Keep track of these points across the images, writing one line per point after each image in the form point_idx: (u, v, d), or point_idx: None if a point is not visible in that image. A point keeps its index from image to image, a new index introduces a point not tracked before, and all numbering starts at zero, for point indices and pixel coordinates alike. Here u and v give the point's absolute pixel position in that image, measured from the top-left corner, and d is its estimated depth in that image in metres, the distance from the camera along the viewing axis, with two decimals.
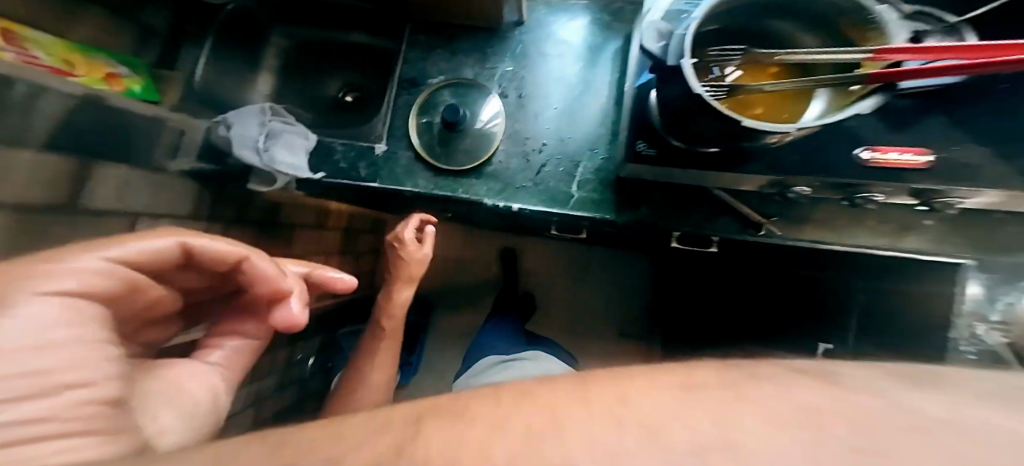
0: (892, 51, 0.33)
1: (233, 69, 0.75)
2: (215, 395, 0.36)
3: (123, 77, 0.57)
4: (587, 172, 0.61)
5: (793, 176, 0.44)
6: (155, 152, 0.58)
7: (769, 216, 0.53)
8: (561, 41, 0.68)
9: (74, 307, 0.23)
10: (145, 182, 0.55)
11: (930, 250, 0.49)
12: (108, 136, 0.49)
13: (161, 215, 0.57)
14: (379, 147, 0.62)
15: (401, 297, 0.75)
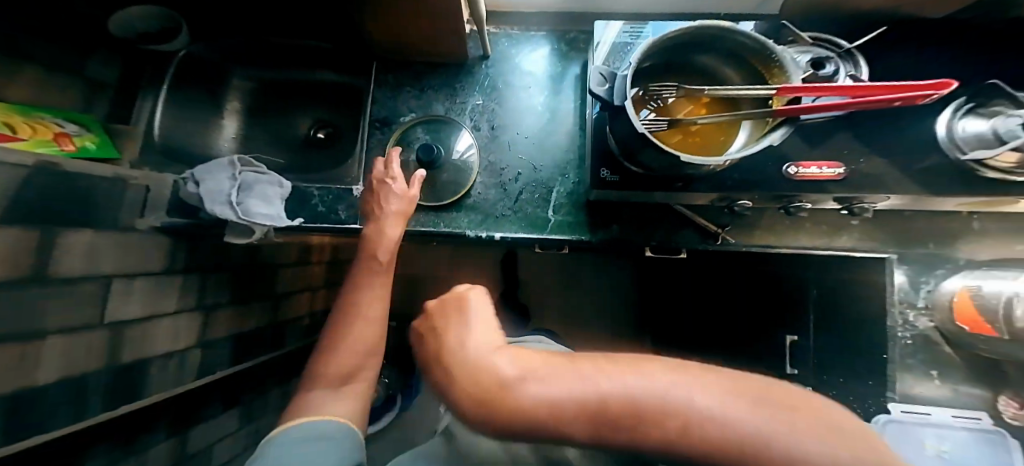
0: (793, 90, 0.38)
1: (199, 116, 0.74)
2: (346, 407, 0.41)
3: (76, 135, 0.57)
4: (561, 196, 0.65)
5: (734, 192, 0.51)
6: (125, 210, 0.57)
7: (724, 225, 0.60)
8: (527, 72, 0.72)
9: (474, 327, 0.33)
10: (114, 242, 0.54)
11: (862, 248, 0.56)
12: (69, 201, 0.48)
13: (134, 274, 0.57)
14: (357, 188, 0.64)
15: (384, 238, 0.53)
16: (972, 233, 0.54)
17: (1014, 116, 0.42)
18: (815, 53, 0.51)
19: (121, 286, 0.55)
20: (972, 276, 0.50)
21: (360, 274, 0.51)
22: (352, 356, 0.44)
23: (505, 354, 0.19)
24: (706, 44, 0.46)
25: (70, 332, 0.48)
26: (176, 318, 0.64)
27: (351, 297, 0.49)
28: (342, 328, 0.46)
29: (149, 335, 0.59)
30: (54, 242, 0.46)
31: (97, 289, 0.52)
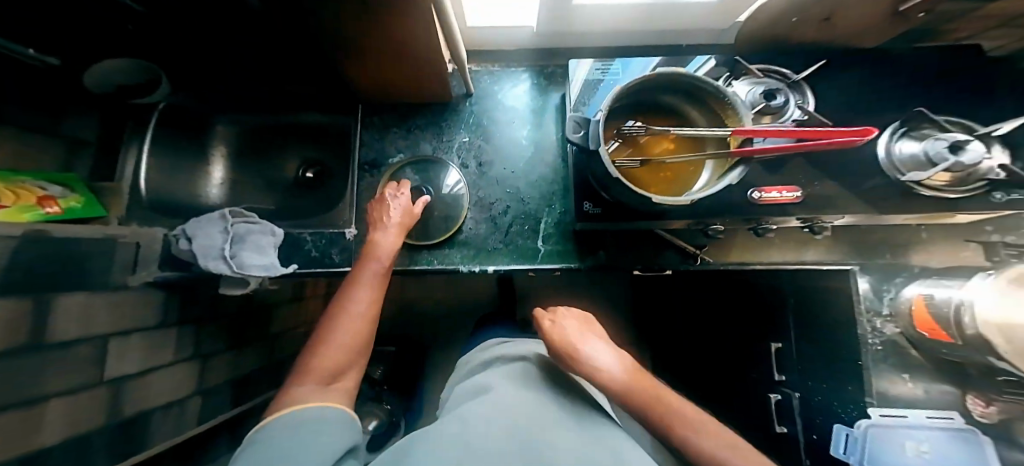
0: (745, 132, 0.42)
1: (188, 161, 0.73)
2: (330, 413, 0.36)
3: (59, 197, 0.51)
4: (548, 226, 0.69)
5: (706, 219, 0.56)
6: (116, 268, 0.56)
7: (701, 246, 0.65)
8: (510, 106, 0.75)
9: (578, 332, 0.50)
10: (107, 302, 0.52)
11: (824, 260, 0.62)
12: (62, 264, 0.46)
13: (128, 330, 0.55)
14: (350, 231, 0.66)
15: (385, 242, 0.54)
16: (920, 241, 0.60)
17: (940, 139, 0.48)
18: (766, 84, 0.56)
19: (117, 345, 0.53)
20: (931, 281, 0.54)
21: (358, 275, 0.51)
22: (342, 354, 0.42)
23: (607, 363, 0.43)
24: (670, 88, 0.50)
25: (76, 392, 0.46)
26: (170, 369, 0.64)
27: (345, 296, 0.48)
28: (334, 327, 0.45)
29: (147, 389, 0.58)
30: (50, 306, 0.43)
31: (94, 350, 0.49)
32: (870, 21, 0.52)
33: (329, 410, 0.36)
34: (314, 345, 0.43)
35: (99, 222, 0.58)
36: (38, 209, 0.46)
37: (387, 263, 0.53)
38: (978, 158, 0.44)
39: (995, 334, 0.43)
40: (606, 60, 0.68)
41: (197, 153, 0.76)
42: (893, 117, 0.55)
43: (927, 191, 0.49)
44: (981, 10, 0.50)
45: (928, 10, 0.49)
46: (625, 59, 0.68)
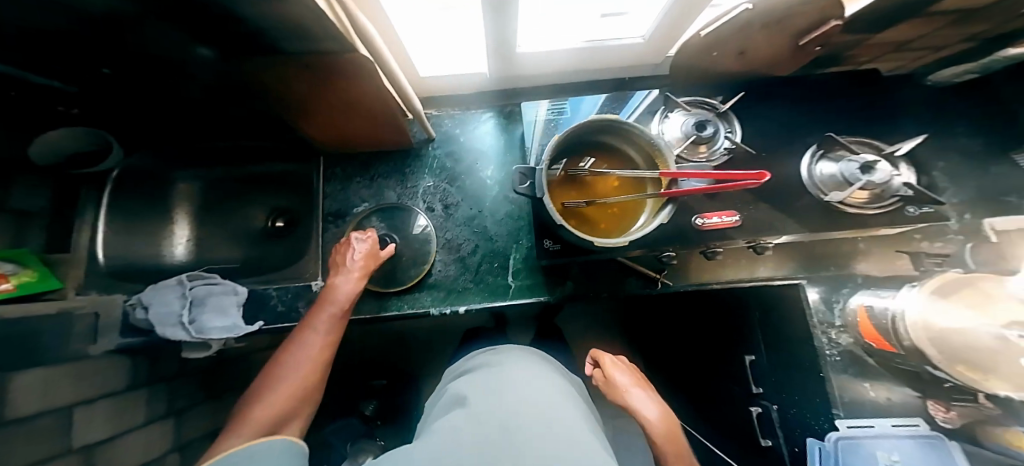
0: (677, 174, 0.47)
1: (148, 228, 0.73)
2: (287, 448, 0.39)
3: (14, 274, 0.49)
4: (517, 262, 0.72)
5: (651, 250, 0.59)
6: (74, 338, 0.54)
7: (661, 270, 0.68)
8: (474, 146, 0.77)
9: (624, 376, 0.62)
10: (69, 374, 0.50)
11: (775, 276, 0.65)
12: (18, 342, 0.44)
13: (93, 397, 0.52)
14: (316, 283, 0.66)
15: (342, 289, 0.53)
16: (858, 252, 0.64)
17: (852, 160, 0.54)
18: (695, 118, 0.61)
19: (83, 414, 0.50)
20: (869, 293, 0.59)
21: (309, 321, 0.51)
22: (283, 406, 0.44)
23: (649, 410, 0.56)
24: (608, 131, 0.54)
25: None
26: (144, 430, 0.61)
27: (296, 342, 0.49)
28: (278, 375, 0.46)
29: (120, 453, 0.55)
30: (7, 386, 0.40)
31: (58, 421, 0.46)
32: (778, 56, 0.58)
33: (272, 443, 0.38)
34: (258, 393, 0.45)
35: (55, 295, 0.57)
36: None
37: (343, 309, 0.53)
38: (885, 177, 0.51)
39: (928, 345, 0.46)
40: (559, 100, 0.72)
41: (156, 208, 0.75)
42: (811, 141, 0.60)
43: (852, 208, 0.54)
44: (870, 42, 0.56)
45: (824, 45, 0.55)
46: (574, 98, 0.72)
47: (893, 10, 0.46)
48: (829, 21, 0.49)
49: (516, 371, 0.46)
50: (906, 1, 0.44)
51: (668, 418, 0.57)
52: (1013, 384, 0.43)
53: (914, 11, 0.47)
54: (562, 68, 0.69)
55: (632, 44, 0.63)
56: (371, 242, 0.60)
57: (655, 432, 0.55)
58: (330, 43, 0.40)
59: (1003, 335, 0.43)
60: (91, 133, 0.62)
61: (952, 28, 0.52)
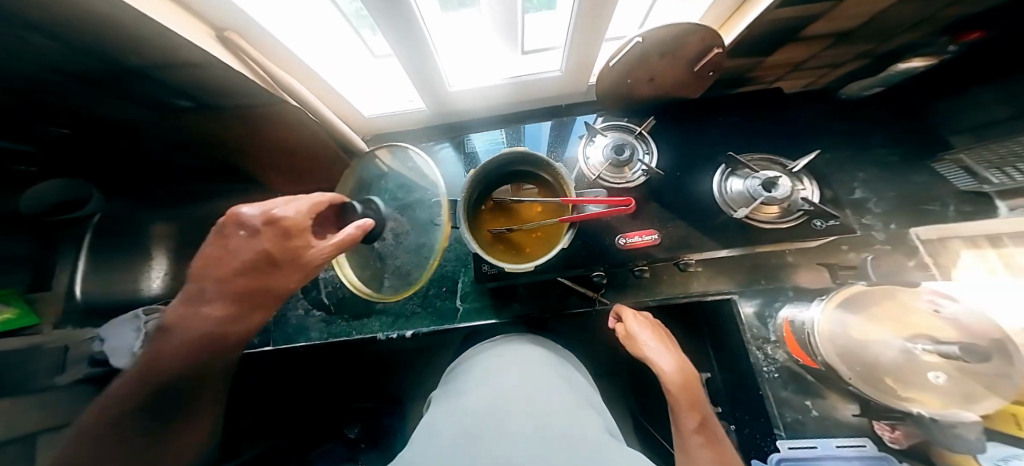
0: (581, 199, 0.54)
1: (126, 266, 0.72)
2: None
3: None
4: (465, 285, 0.74)
5: (570, 270, 0.61)
6: (40, 372, 0.57)
7: (600, 290, 0.68)
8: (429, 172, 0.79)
9: (642, 327, 0.61)
10: (28, 405, 0.52)
11: (709, 291, 0.65)
12: None
13: (59, 425, 0.55)
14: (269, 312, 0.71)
15: (202, 323, 0.40)
16: (788, 265, 0.64)
17: (755, 177, 0.58)
18: (611, 144, 0.65)
19: (47, 439, 0.52)
20: (794, 307, 0.61)
21: (157, 353, 0.40)
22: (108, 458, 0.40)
23: (665, 361, 0.55)
24: (522, 162, 0.59)
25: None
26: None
27: (133, 384, 0.40)
28: (108, 419, 0.40)
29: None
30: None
31: (18, 451, 0.49)
32: (683, 83, 0.63)
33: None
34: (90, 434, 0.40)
35: (34, 330, 0.58)
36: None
37: (194, 348, 0.40)
38: (786, 191, 0.56)
39: (837, 360, 0.46)
40: (517, 127, 0.78)
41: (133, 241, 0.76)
42: (720, 161, 0.64)
43: (763, 223, 0.57)
44: (766, 64, 0.61)
45: (718, 71, 0.60)
46: (530, 127, 0.77)
47: (766, 37, 0.52)
48: (712, 50, 0.54)
49: (499, 372, 0.52)
50: (775, 27, 0.49)
51: (686, 375, 0.54)
52: (940, 398, 0.42)
53: (788, 35, 0.52)
54: (496, 102, 0.75)
55: (553, 77, 0.67)
56: (270, 242, 0.39)
57: (668, 381, 0.54)
58: (250, 96, 0.52)
59: (907, 347, 0.45)
60: (71, 184, 0.62)
61: (836, 48, 0.57)
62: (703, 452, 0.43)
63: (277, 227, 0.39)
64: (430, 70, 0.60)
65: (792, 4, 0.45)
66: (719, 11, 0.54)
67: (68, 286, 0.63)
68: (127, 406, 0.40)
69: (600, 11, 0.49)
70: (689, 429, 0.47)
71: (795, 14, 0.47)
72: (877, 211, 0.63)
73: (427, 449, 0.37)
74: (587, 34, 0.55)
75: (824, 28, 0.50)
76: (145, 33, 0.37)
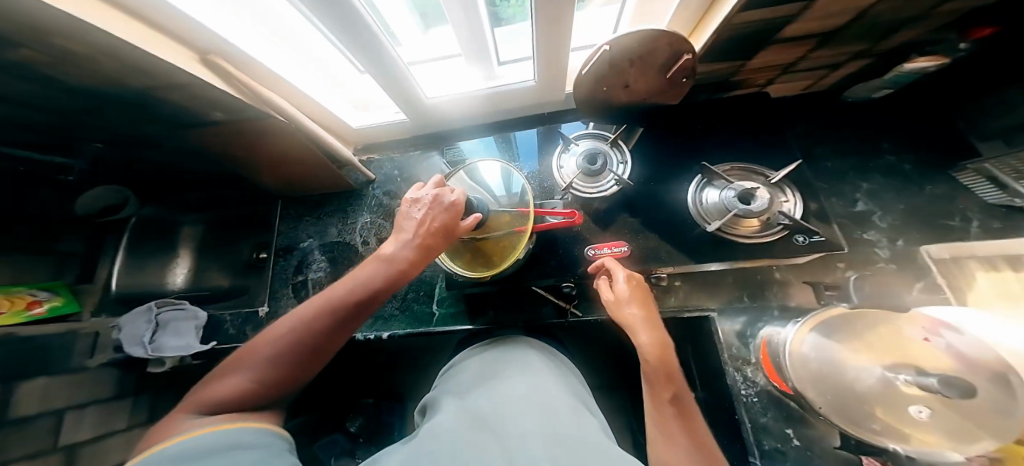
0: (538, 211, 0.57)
1: (157, 262, 0.76)
2: (233, 438, 0.31)
3: (46, 301, 0.62)
4: (442, 291, 0.76)
5: (537, 280, 0.61)
6: (76, 354, 0.61)
7: (573, 301, 0.67)
8: (415, 179, 0.82)
9: (620, 286, 0.53)
10: (65, 384, 0.58)
11: (687, 307, 0.61)
12: (31, 357, 0.55)
13: (84, 403, 0.59)
14: (263, 309, 0.76)
15: (390, 270, 0.47)
16: (776, 282, 0.60)
17: (731, 188, 0.54)
18: (586, 153, 0.64)
19: (74, 418, 0.57)
20: (773, 326, 0.57)
21: (338, 289, 0.45)
22: (266, 390, 0.37)
23: (643, 333, 0.48)
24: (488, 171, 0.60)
25: (31, 459, 0.51)
26: (128, 435, 0.65)
27: (314, 317, 0.42)
28: (278, 348, 0.40)
29: (105, 453, 0.60)
30: (10, 390, 0.51)
31: (52, 424, 0.54)
32: (658, 94, 0.59)
33: (247, 430, 0.32)
34: (238, 362, 0.39)
35: (75, 317, 0.66)
36: (25, 312, 0.57)
37: (374, 291, 0.45)
38: (763, 204, 0.52)
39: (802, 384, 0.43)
40: (506, 134, 0.77)
41: (162, 249, 0.78)
42: (697, 171, 0.61)
43: (743, 238, 0.54)
44: (748, 68, 0.58)
45: (693, 76, 0.56)
46: (520, 134, 0.76)
47: (741, 39, 0.48)
48: (683, 56, 0.50)
49: (502, 377, 0.49)
50: (748, 29, 0.45)
51: (664, 347, 0.48)
52: (928, 435, 0.36)
53: (764, 40, 0.48)
54: (474, 112, 0.77)
55: (527, 87, 0.68)
56: (446, 217, 0.49)
57: (642, 354, 0.47)
58: (240, 112, 0.52)
59: (885, 376, 0.40)
60: (113, 190, 0.73)
61: (825, 50, 0.52)
62: (684, 441, 0.40)
63: (455, 206, 0.49)
64: (405, 85, 0.62)
65: (756, 9, 0.40)
66: (687, 16, 0.51)
67: (106, 280, 0.72)
68: (301, 340, 0.41)
69: (559, 21, 0.49)
70: (663, 403, 0.44)
71: (763, 17, 0.42)
72: (882, 225, 0.59)
73: (426, 440, 0.35)
74: (551, 44, 0.54)
75: (804, 30, 0.46)
76: (141, 68, 0.41)
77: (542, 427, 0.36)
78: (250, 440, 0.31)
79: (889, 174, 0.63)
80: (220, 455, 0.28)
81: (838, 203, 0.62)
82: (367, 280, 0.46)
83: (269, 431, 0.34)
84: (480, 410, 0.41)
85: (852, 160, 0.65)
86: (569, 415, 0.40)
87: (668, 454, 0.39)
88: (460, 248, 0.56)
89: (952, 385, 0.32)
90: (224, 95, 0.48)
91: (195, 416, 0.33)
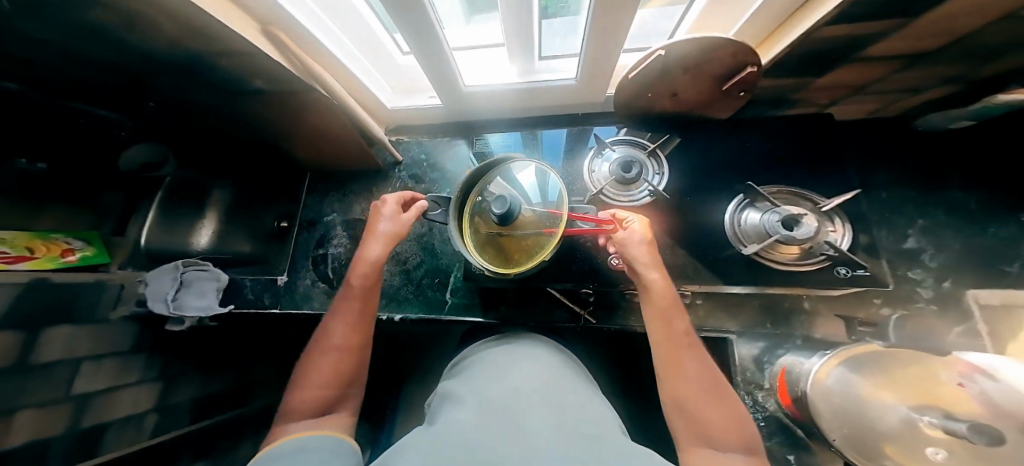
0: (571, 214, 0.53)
1: (186, 222, 0.76)
2: (300, 441, 0.40)
3: (80, 250, 0.65)
4: (457, 280, 0.77)
5: (552, 281, 0.62)
6: (101, 303, 0.63)
7: (586, 308, 0.67)
8: (438, 168, 0.82)
9: (633, 232, 0.50)
10: (86, 334, 0.59)
11: (704, 327, 0.60)
12: (55, 305, 0.55)
13: (102, 354, 0.60)
14: (282, 279, 0.82)
15: (368, 266, 0.57)
16: (803, 311, 0.59)
17: (775, 212, 0.52)
18: (621, 159, 0.62)
19: (89, 367, 0.57)
20: (795, 355, 0.54)
21: (341, 301, 0.56)
22: (328, 391, 0.48)
23: (652, 271, 0.48)
24: (510, 169, 0.58)
25: (42, 407, 0.50)
26: (138, 389, 0.63)
27: (333, 324, 0.53)
28: (320, 357, 0.50)
29: (112, 406, 0.58)
30: (35, 337, 0.51)
31: (69, 372, 0.54)
32: (707, 102, 0.56)
33: (324, 437, 0.42)
34: (298, 382, 0.49)
35: (103, 268, 0.69)
36: (59, 258, 0.60)
37: (365, 286, 0.56)
38: (808, 232, 0.49)
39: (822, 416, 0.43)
40: (534, 131, 0.77)
41: (194, 214, 0.76)
42: (738, 191, 0.58)
43: (778, 264, 0.51)
44: (814, 86, 0.54)
45: (751, 91, 0.53)
46: (548, 132, 0.75)
47: (813, 55, 0.45)
48: (746, 68, 0.46)
49: (517, 368, 0.49)
50: (825, 45, 0.43)
51: (673, 287, 0.48)
52: None
53: (848, 55, 0.45)
54: (507, 105, 0.75)
55: (567, 85, 0.66)
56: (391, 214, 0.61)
57: (654, 291, 0.47)
58: (289, 83, 0.51)
59: (910, 416, 0.37)
60: (151, 147, 0.71)
61: (906, 72, 0.49)
62: (694, 369, 0.42)
63: (401, 199, 0.63)
64: (448, 72, 0.62)
65: (842, 24, 0.37)
66: (759, 25, 0.49)
67: (138, 237, 0.74)
68: (331, 343, 0.52)
69: (619, 21, 0.46)
70: (677, 333, 0.45)
71: (846, 33, 0.39)
72: (930, 265, 0.58)
73: (442, 434, 0.35)
74: (602, 44, 0.52)
75: (890, 50, 0.43)
76: (198, 31, 0.39)
77: (559, 422, 0.36)
78: (315, 439, 0.41)
79: (952, 212, 0.62)
80: (304, 450, 0.39)
81: (888, 236, 0.61)
82: (355, 278, 0.57)
83: (338, 440, 0.43)
84: (496, 401, 0.40)
85: (909, 196, 0.63)
86: (585, 407, 0.41)
87: (683, 390, 0.41)
88: (484, 241, 0.55)
89: (983, 433, 0.30)
90: (277, 66, 0.47)
91: (287, 429, 0.44)
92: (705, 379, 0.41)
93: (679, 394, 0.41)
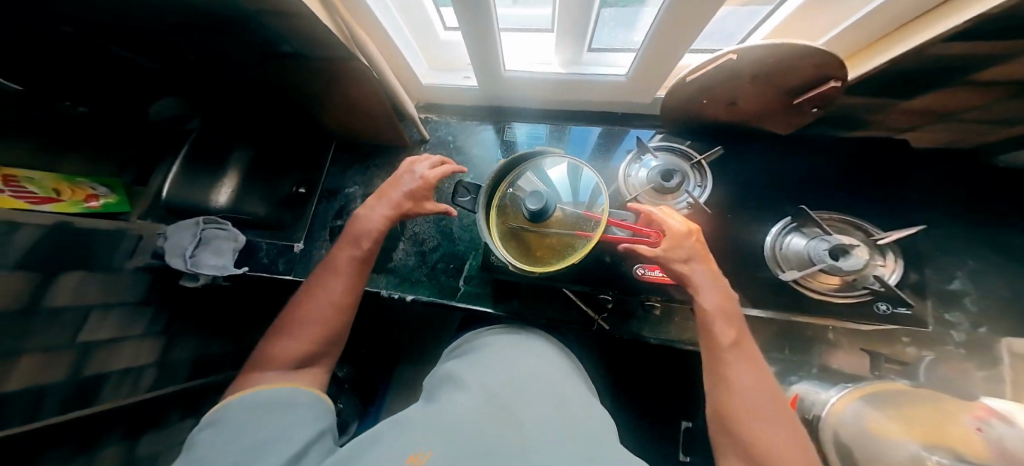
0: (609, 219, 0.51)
1: (205, 180, 0.75)
2: (270, 394, 0.40)
3: (103, 196, 0.64)
4: (472, 267, 0.75)
5: (569, 280, 0.61)
6: (118, 253, 0.62)
7: (603, 313, 0.65)
8: (461, 150, 0.79)
9: (685, 240, 0.47)
10: (98, 283, 0.58)
11: None
12: (77, 250, 0.55)
13: (109, 304, 0.58)
14: (298, 246, 0.79)
15: (372, 240, 0.55)
16: (825, 342, 0.57)
17: (824, 240, 0.49)
18: (662, 164, 0.59)
19: (96, 316, 0.56)
20: (808, 385, 0.52)
21: (343, 259, 0.54)
22: (301, 347, 0.46)
23: (698, 272, 0.47)
24: (541, 160, 0.55)
25: (48, 351, 0.49)
26: (140, 343, 0.63)
27: (331, 279, 0.52)
28: (312, 313, 0.50)
29: (112, 357, 0.58)
30: (48, 281, 0.50)
31: (77, 319, 0.53)
32: (768, 111, 0.53)
33: (301, 391, 0.41)
34: (280, 331, 0.49)
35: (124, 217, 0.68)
36: (82, 203, 0.59)
37: (369, 250, 0.54)
38: (857, 264, 0.46)
39: (832, 450, 0.41)
40: (562, 125, 0.74)
41: (211, 174, 0.75)
42: (787, 212, 0.56)
43: (817, 293, 0.49)
44: (896, 107, 0.53)
45: (824, 107, 0.50)
46: (577, 127, 0.72)
47: (918, 72, 0.43)
48: (829, 82, 0.43)
49: (534, 365, 0.47)
50: (927, 63, 0.41)
51: (727, 296, 0.46)
52: None
53: (948, 76, 0.43)
54: (546, 95, 0.72)
55: (614, 81, 0.63)
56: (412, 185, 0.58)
57: (703, 299, 0.46)
58: (332, 48, 0.49)
59: (920, 455, 0.32)
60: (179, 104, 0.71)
61: (1007, 102, 0.48)
62: (749, 388, 0.40)
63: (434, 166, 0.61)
64: (495, 53, 0.59)
65: (959, 41, 0.35)
66: (854, 39, 0.47)
67: (157, 189, 0.74)
68: (323, 299, 0.51)
69: (687, 20, 0.43)
70: (725, 344, 0.43)
71: (958, 51, 0.37)
72: (971, 308, 0.58)
73: (433, 416, 0.34)
74: (663, 43, 0.49)
75: (1005, 74, 0.41)
76: None
77: (565, 425, 0.33)
78: (287, 392, 0.41)
79: (1005, 258, 0.61)
80: (279, 409, 0.38)
81: (935, 275, 0.59)
82: (359, 242, 0.55)
83: (313, 395, 0.42)
84: (502, 394, 0.37)
85: (969, 236, 0.62)
86: (590, 413, 0.38)
87: (735, 403, 0.40)
88: (509, 235, 0.53)
89: None
90: (325, 31, 0.44)
91: (261, 376, 0.44)
92: (761, 398, 0.39)
93: (730, 410, 0.40)
